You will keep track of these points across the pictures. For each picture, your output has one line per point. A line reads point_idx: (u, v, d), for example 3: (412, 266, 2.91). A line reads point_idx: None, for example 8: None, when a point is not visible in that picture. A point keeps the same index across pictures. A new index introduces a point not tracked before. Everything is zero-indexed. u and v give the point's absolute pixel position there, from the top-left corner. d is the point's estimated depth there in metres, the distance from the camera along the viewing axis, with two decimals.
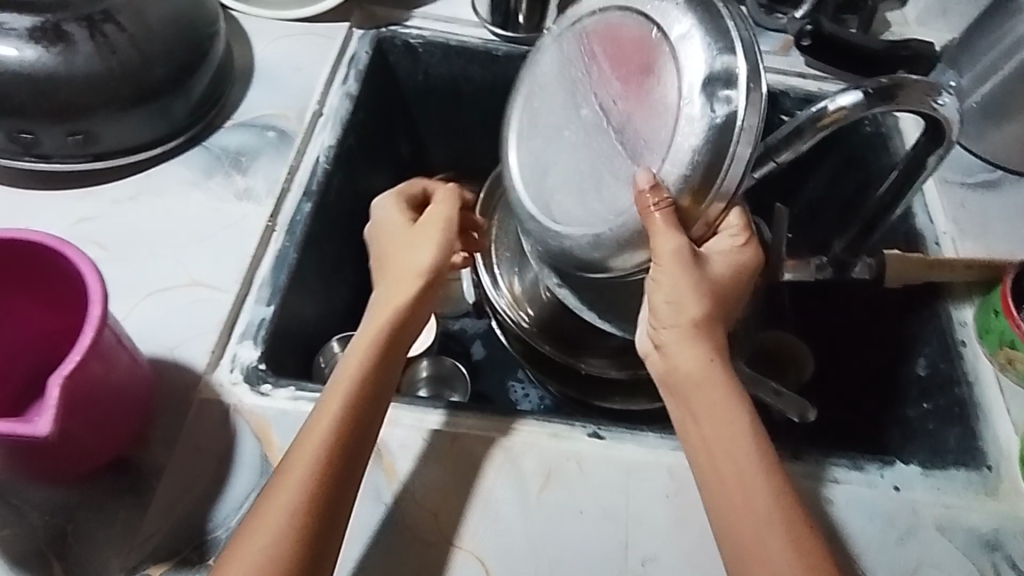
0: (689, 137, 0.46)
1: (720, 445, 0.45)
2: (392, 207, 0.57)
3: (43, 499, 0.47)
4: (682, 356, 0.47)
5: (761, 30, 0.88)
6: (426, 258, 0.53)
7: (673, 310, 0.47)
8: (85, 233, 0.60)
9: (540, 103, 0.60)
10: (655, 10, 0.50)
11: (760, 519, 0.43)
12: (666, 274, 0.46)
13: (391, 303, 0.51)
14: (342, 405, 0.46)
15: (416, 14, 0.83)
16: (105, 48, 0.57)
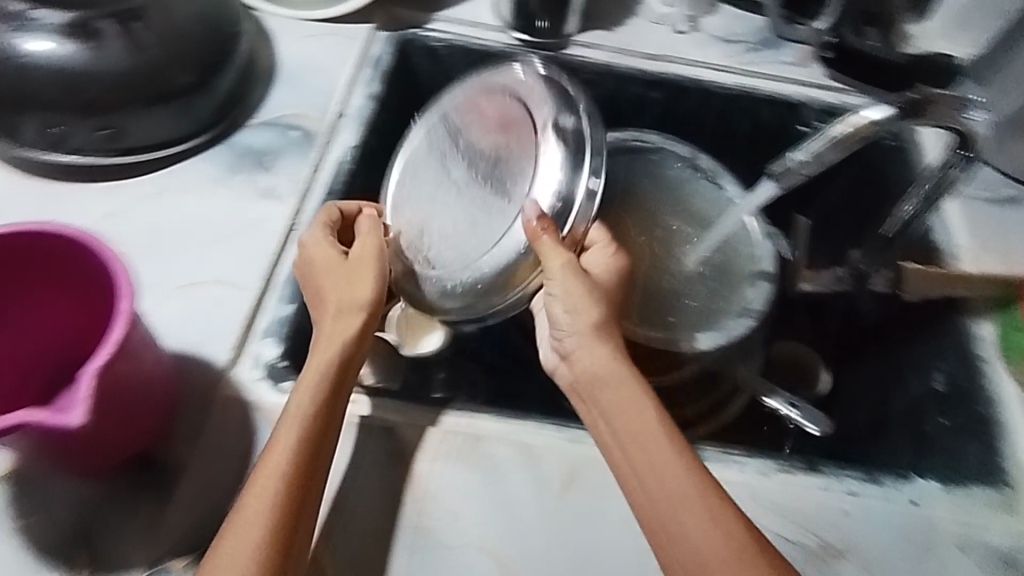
0: (552, 173, 0.55)
1: (634, 439, 0.48)
2: (319, 232, 0.57)
3: (68, 490, 0.48)
4: (590, 359, 0.52)
5: (782, 41, 0.88)
6: (365, 290, 0.54)
7: (572, 318, 0.52)
8: (112, 228, 0.61)
9: (414, 170, 0.68)
10: (511, 87, 0.62)
11: (685, 499, 0.45)
12: (563, 291, 0.52)
13: (338, 334, 0.51)
14: (304, 417, 0.47)
15: (439, 17, 0.83)
16: (134, 45, 0.58)
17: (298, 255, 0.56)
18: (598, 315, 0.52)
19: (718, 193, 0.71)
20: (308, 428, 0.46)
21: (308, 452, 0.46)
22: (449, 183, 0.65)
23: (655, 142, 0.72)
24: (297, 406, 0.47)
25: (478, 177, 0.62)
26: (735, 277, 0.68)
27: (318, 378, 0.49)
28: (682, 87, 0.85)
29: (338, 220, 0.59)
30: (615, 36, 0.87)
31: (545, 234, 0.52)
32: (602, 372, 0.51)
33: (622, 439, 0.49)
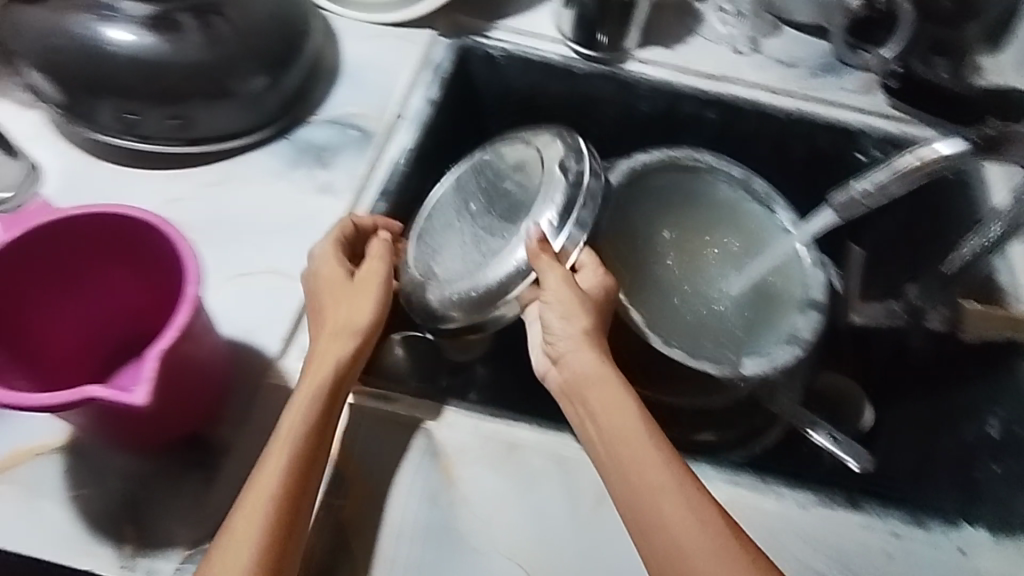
0: (554, 197, 0.59)
1: (619, 443, 0.49)
2: (331, 247, 0.57)
3: (121, 464, 0.50)
4: (580, 360, 0.53)
5: (844, 67, 0.87)
6: (361, 315, 0.54)
7: (565, 324, 0.54)
8: (176, 214, 0.63)
9: (433, 199, 0.70)
10: (532, 135, 0.67)
11: (668, 497, 0.46)
12: (552, 297, 0.54)
13: (328, 358, 0.52)
14: (296, 434, 0.48)
15: (499, 26, 0.84)
16: (212, 40, 0.60)
17: (306, 270, 0.57)
18: (590, 323, 0.54)
19: (770, 218, 0.69)
20: (299, 441, 0.48)
21: (299, 467, 0.47)
22: (465, 215, 0.68)
23: (708, 162, 0.70)
24: (292, 420, 0.49)
25: (491, 211, 0.66)
26: (782, 305, 0.66)
27: (312, 399, 0.50)
28: (738, 108, 0.84)
29: (353, 232, 0.59)
30: (674, 53, 0.87)
31: (544, 256, 0.56)
32: (591, 373, 0.52)
33: (608, 442, 0.50)
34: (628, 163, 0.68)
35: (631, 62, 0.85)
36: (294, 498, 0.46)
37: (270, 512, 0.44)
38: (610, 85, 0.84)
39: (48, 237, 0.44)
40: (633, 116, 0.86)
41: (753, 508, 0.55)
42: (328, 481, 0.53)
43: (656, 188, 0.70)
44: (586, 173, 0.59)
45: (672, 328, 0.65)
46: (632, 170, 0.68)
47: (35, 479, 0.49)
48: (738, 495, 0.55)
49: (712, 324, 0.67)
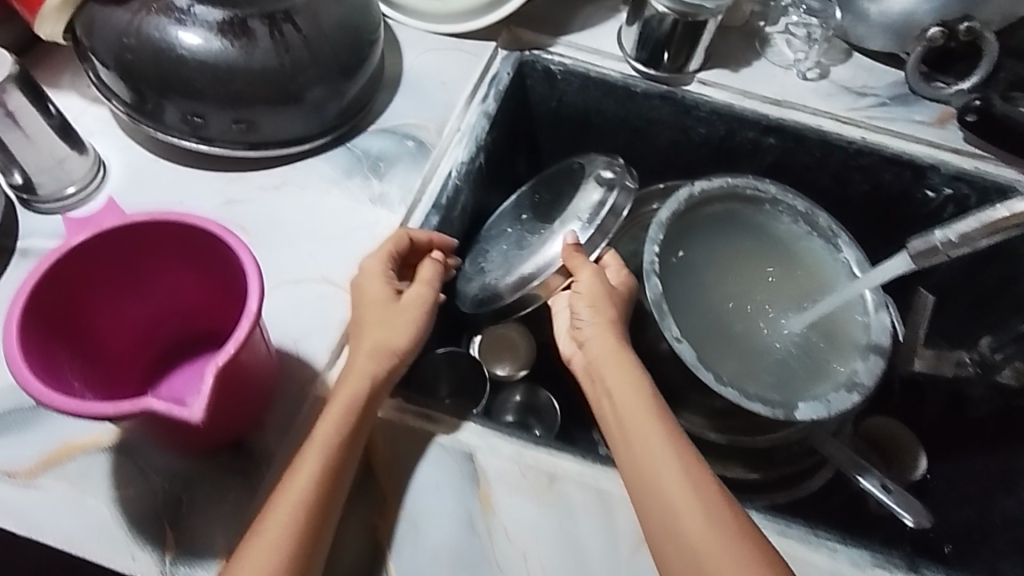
0: (585, 203, 0.68)
1: (632, 421, 0.52)
2: (378, 265, 0.58)
3: (165, 465, 0.50)
4: (602, 343, 0.57)
5: (915, 98, 0.83)
6: (400, 336, 0.55)
7: (591, 313, 0.59)
8: (231, 215, 0.63)
9: (493, 214, 0.79)
10: (578, 158, 0.76)
11: (673, 473, 0.49)
12: (582, 291, 0.61)
13: (358, 374, 0.52)
14: (315, 465, 0.47)
15: (561, 41, 0.83)
16: (281, 46, 0.60)
17: (353, 278, 0.59)
18: (613, 315, 0.59)
19: (833, 253, 0.68)
20: (320, 468, 0.47)
21: (321, 498, 0.46)
22: (516, 222, 0.75)
23: (772, 193, 0.69)
24: (316, 444, 0.48)
25: (537, 218, 0.73)
26: (843, 347, 0.64)
27: (337, 423, 0.49)
28: (801, 136, 0.81)
29: (405, 245, 0.61)
30: (738, 76, 0.84)
31: (575, 256, 0.63)
32: (610, 358, 0.56)
33: (621, 421, 0.53)
34: (687, 190, 0.67)
35: (690, 84, 0.83)
36: (311, 532, 0.45)
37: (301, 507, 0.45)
38: (668, 106, 0.83)
39: (118, 241, 0.44)
40: (690, 138, 0.85)
41: (802, 562, 0.52)
42: (364, 497, 0.52)
43: (711, 221, 0.69)
44: (615, 183, 0.68)
45: (726, 361, 0.63)
46: (689, 196, 0.67)
47: (82, 476, 0.49)
48: (787, 548, 0.52)
49: (776, 362, 0.64)
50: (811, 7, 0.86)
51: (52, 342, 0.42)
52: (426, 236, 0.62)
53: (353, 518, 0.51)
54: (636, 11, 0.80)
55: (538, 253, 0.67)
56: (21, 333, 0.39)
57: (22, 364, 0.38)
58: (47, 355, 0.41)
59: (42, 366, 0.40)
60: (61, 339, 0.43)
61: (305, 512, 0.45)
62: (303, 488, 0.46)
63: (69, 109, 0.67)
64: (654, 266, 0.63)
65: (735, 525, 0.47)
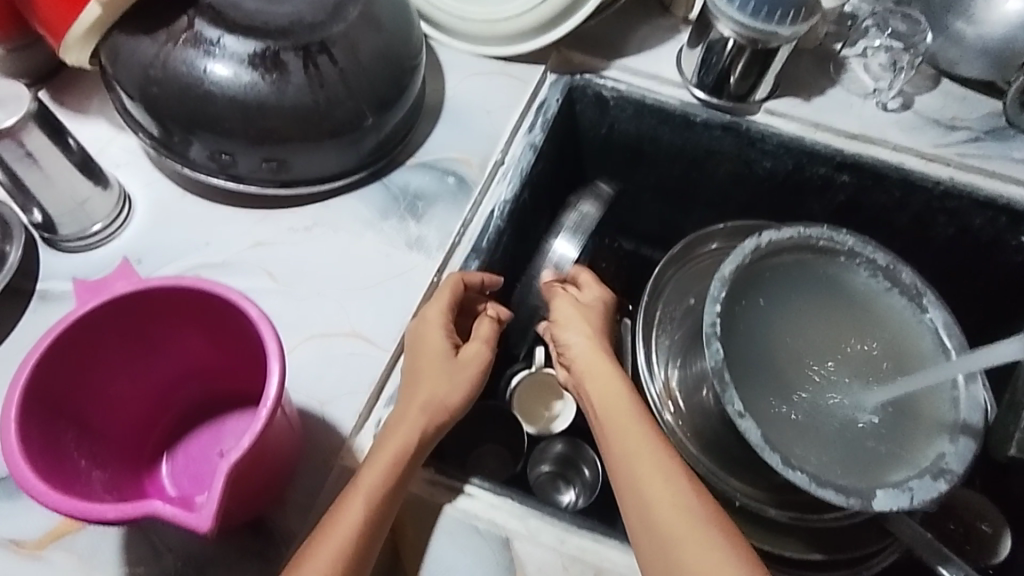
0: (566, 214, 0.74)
1: (627, 458, 0.50)
2: (439, 316, 0.54)
3: (179, 543, 0.46)
4: (590, 368, 0.56)
5: (1013, 131, 0.75)
6: (457, 395, 0.51)
7: (574, 334, 0.59)
8: (260, 258, 0.59)
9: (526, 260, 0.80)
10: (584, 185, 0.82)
11: (670, 504, 0.46)
12: (563, 316, 0.61)
13: (400, 430, 0.48)
14: (356, 523, 0.43)
15: (615, 64, 0.77)
16: (316, 80, 0.56)
17: (413, 318, 0.55)
18: (595, 330, 0.59)
19: (916, 313, 0.61)
20: (358, 530, 0.43)
21: (348, 563, 0.42)
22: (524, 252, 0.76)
23: (849, 245, 0.63)
24: (355, 504, 0.44)
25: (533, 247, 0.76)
26: (927, 425, 0.57)
27: (380, 478, 0.45)
28: (880, 175, 0.73)
29: (462, 293, 0.56)
30: (810, 105, 0.76)
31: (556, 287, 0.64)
32: (600, 378, 0.55)
33: (614, 452, 0.51)
34: (755, 240, 0.61)
35: (756, 113, 0.75)
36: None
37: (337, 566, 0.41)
38: (731, 137, 0.76)
39: (127, 308, 0.41)
40: (754, 172, 0.78)
41: None
42: None
43: (778, 273, 0.62)
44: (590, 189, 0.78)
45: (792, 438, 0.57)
46: (757, 247, 0.61)
47: (91, 551, 0.46)
48: None
49: (855, 441, 0.57)
50: (897, 30, 0.79)
51: (55, 422, 0.39)
52: (480, 278, 0.58)
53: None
54: (699, 33, 0.73)
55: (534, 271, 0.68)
56: (20, 419, 0.36)
57: (19, 455, 0.35)
58: (50, 440, 0.38)
59: (43, 452, 0.36)
60: (65, 416, 0.40)
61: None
62: (333, 550, 0.42)
63: (94, 138, 0.64)
64: (717, 329, 0.56)
65: (718, 540, 0.44)
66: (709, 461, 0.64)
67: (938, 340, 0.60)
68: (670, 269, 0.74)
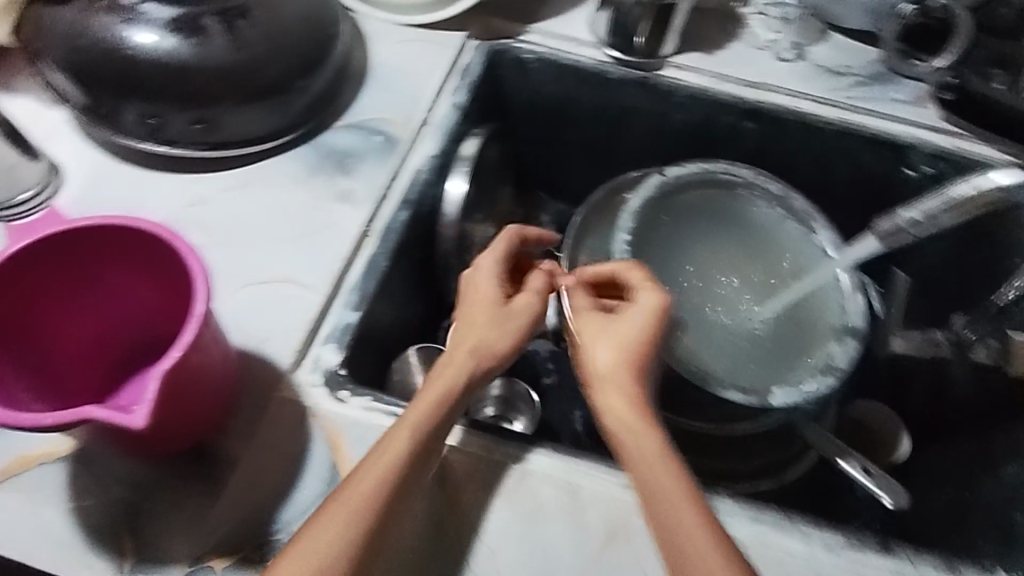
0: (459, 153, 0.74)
1: (656, 491, 0.46)
2: (492, 266, 0.58)
3: (124, 474, 0.49)
4: (616, 404, 0.50)
5: (895, 77, 0.82)
6: (506, 342, 0.54)
7: (600, 355, 0.52)
8: (192, 217, 0.62)
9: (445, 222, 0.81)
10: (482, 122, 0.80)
11: (676, 503, 0.45)
12: (583, 336, 0.54)
13: (445, 380, 0.51)
14: (391, 468, 0.46)
15: (533, 29, 0.82)
16: (238, 44, 0.59)
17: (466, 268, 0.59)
18: (621, 350, 0.52)
19: (808, 239, 0.68)
20: (401, 464, 0.47)
21: (389, 493, 0.46)
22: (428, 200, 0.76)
23: (746, 178, 0.69)
24: (399, 439, 0.48)
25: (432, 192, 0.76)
26: (819, 331, 0.64)
27: (421, 422, 0.49)
28: (778, 119, 0.80)
29: (515, 246, 0.60)
30: (713, 58, 0.82)
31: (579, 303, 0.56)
32: (621, 392, 0.50)
33: (628, 450, 0.49)
34: (660, 177, 0.68)
35: (664, 69, 0.81)
36: (367, 535, 0.44)
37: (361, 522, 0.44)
38: (644, 93, 0.81)
39: (58, 247, 0.44)
40: (667, 124, 0.83)
41: (774, 548, 0.53)
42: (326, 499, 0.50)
43: (684, 208, 0.70)
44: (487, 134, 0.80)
45: (700, 346, 0.63)
46: (661, 184, 0.68)
47: (41, 486, 0.49)
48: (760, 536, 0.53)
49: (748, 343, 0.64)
50: None
51: None
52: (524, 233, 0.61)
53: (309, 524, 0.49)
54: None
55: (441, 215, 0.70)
56: None
57: None
58: None
59: None
60: None
61: (371, 502, 0.45)
62: (377, 478, 0.46)
63: (23, 113, 0.66)
64: (627, 255, 0.65)
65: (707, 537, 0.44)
66: None
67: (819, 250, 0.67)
68: (593, 215, 0.75)
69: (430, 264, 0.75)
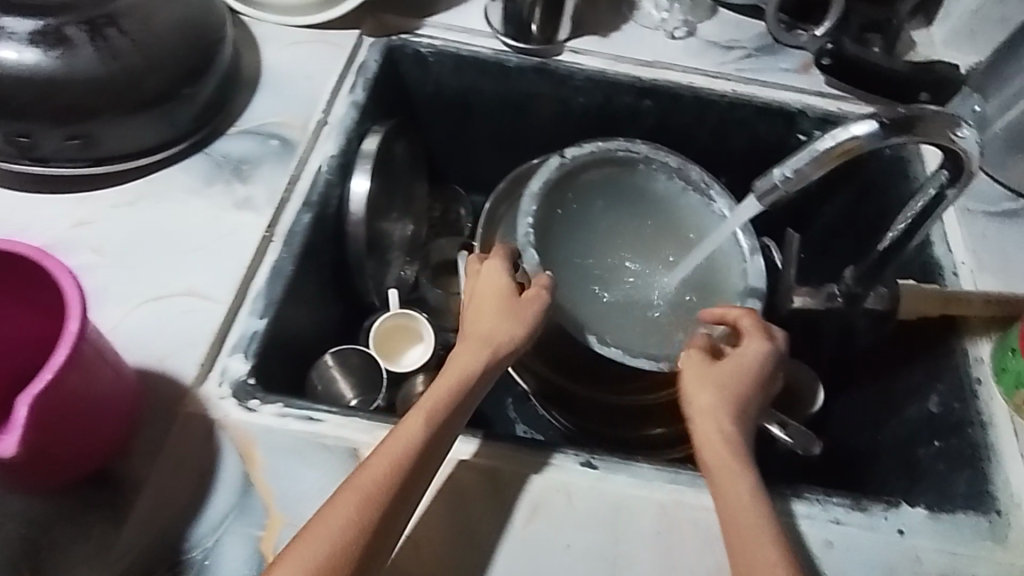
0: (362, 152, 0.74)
1: (731, 504, 0.50)
2: (496, 264, 0.62)
3: (21, 508, 0.47)
4: (712, 431, 0.54)
5: (780, 47, 0.86)
6: (507, 330, 0.58)
7: (707, 398, 0.56)
8: (81, 237, 0.60)
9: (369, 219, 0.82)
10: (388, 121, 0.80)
11: (744, 508, 0.49)
12: (692, 377, 0.58)
13: (460, 371, 0.54)
14: (406, 456, 0.48)
15: (429, 22, 0.82)
16: (107, 53, 0.57)
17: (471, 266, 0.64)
18: (726, 391, 0.56)
19: (709, 207, 0.71)
20: (411, 450, 0.48)
21: (400, 477, 0.47)
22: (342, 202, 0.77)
23: (643, 153, 0.72)
24: (413, 425, 0.50)
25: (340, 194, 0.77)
26: (722, 295, 0.68)
27: (434, 408, 0.51)
28: (674, 96, 0.82)
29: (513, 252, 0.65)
30: (608, 41, 0.84)
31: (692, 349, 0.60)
32: (717, 425, 0.54)
33: (714, 470, 0.52)
34: (559, 159, 0.70)
35: (562, 54, 0.82)
36: (379, 522, 0.45)
37: (367, 512, 0.45)
38: (543, 79, 0.82)
39: None
40: (570, 109, 0.85)
41: (691, 507, 0.55)
42: (243, 510, 0.49)
43: (585, 188, 0.72)
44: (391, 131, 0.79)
45: (609, 324, 0.67)
46: (561, 165, 0.69)
47: None
48: (677, 497, 0.55)
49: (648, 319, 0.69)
50: None
51: None
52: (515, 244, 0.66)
53: (227, 539, 0.48)
54: None
55: (350, 215, 0.70)
56: None
57: None
58: None
59: None
60: None
61: (383, 485, 0.46)
62: (388, 463, 0.48)
63: None
64: (530, 238, 0.66)
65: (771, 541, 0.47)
66: (545, 367, 0.71)
67: (714, 207, 0.71)
68: (500, 207, 0.77)
69: (343, 266, 0.74)
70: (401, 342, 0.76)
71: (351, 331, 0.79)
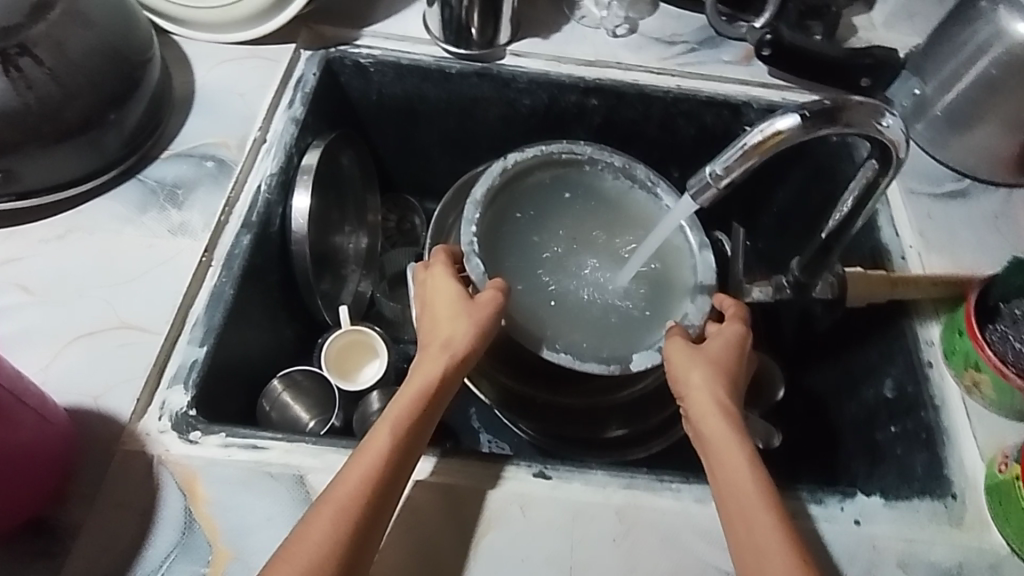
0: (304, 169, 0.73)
1: (731, 483, 0.49)
2: (442, 269, 0.62)
3: None
4: (703, 404, 0.54)
5: (722, 39, 0.86)
6: (459, 333, 0.57)
7: (695, 380, 0.56)
8: (9, 275, 0.58)
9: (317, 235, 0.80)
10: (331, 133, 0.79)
11: (744, 485, 0.49)
12: (679, 360, 0.58)
13: (422, 377, 0.54)
14: (379, 462, 0.48)
15: (367, 32, 0.81)
16: (21, 84, 0.55)
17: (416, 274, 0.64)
18: (712, 371, 0.56)
19: (655, 202, 0.73)
20: (383, 456, 0.48)
21: (377, 485, 0.47)
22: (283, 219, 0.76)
23: (588, 154, 0.72)
24: (380, 435, 0.50)
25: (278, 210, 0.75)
26: (675, 291, 0.68)
27: (401, 417, 0.51)
28: (620, 93, 0.82)
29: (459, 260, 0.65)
30: (550, 42, 0.83)
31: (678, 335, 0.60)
32: (707, 405, 0.54)
33: (710, 451, 0.52)
34: (501, 163, 0.69)
35: (504, 57, 0.81)
36: (359, 530, 0.45)
37: (348, 522, 0.45)
38: (486, 83, 0.81)
39: None
40: (516, 111, 0.84)
41: (649, 510, 0.54)
42: (188, 548, 0.48)
43: (531, 190, 0.72)
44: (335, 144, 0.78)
45: (563, 324, 0.65)
46: (504, 169, 0.69)
47: None
48: (634, 501, 0.54)
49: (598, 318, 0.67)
50: None
51: None
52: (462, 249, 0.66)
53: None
54: None
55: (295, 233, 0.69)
56: None
57: None
58: None
59: None
60: None
61: (361, 494, 0.46)
62: (363, 473, 0.47)
63: None
64: (474, 247, 0.65)
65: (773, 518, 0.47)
66: (509, 377, 0.70)
67: (658, 201, 0.72)
68: (449, 214, 0.76)
69: (292, 285, 0.73)
70: (356, 359, 0.75)
71: (307, 350, 0.78)
